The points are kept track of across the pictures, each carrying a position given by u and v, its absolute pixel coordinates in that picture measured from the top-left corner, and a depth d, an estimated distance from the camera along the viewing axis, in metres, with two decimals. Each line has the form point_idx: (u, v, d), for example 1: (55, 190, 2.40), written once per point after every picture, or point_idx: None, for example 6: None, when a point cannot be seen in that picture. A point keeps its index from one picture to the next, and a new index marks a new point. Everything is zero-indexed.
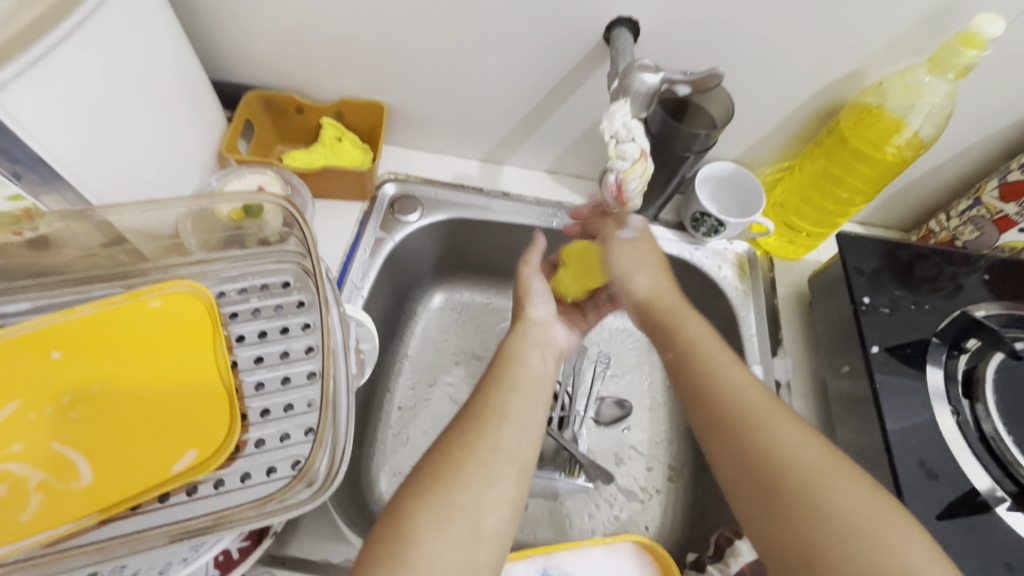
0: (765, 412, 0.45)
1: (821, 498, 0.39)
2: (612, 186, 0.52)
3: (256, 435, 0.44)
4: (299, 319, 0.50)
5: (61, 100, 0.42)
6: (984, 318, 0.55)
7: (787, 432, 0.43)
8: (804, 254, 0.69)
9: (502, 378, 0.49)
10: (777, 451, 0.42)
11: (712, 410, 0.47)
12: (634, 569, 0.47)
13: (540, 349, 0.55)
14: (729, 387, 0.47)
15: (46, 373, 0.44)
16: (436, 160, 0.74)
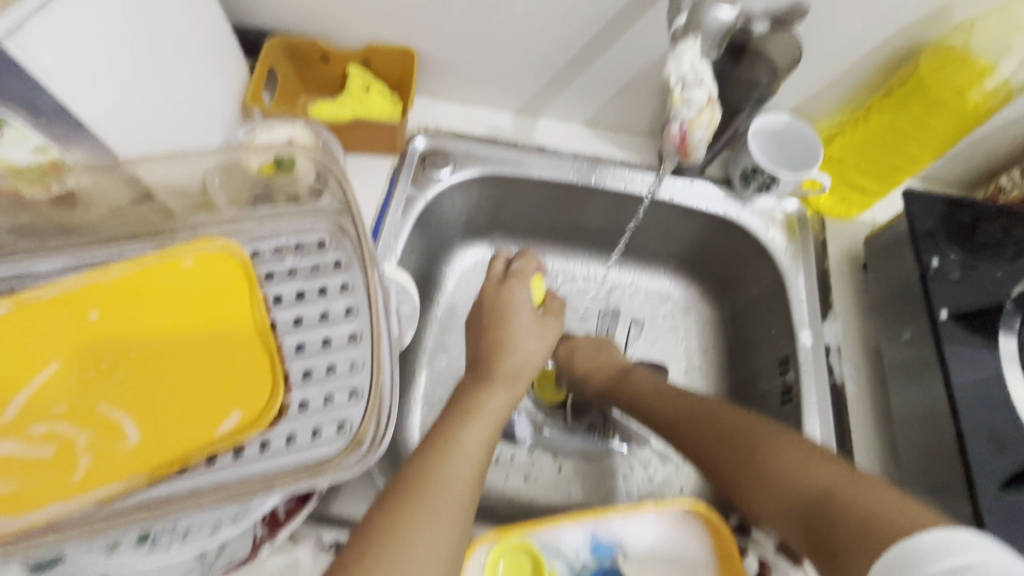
0: (705, 406, 0.51)
1: (759, 460, 0.45)
2: (674, 136, 0.48)
3: (298, 397, 0.43)
4: (336, 280, 0.48)
5: (74, 42, 0.39)
6: None
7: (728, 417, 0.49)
8: (857, 214, 0.65)
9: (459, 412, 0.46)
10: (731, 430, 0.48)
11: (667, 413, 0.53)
12: (683, 534, 0.46)
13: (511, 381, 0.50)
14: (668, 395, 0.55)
15: (86, 334, 0.43)
16: (467, 112, 0.70)
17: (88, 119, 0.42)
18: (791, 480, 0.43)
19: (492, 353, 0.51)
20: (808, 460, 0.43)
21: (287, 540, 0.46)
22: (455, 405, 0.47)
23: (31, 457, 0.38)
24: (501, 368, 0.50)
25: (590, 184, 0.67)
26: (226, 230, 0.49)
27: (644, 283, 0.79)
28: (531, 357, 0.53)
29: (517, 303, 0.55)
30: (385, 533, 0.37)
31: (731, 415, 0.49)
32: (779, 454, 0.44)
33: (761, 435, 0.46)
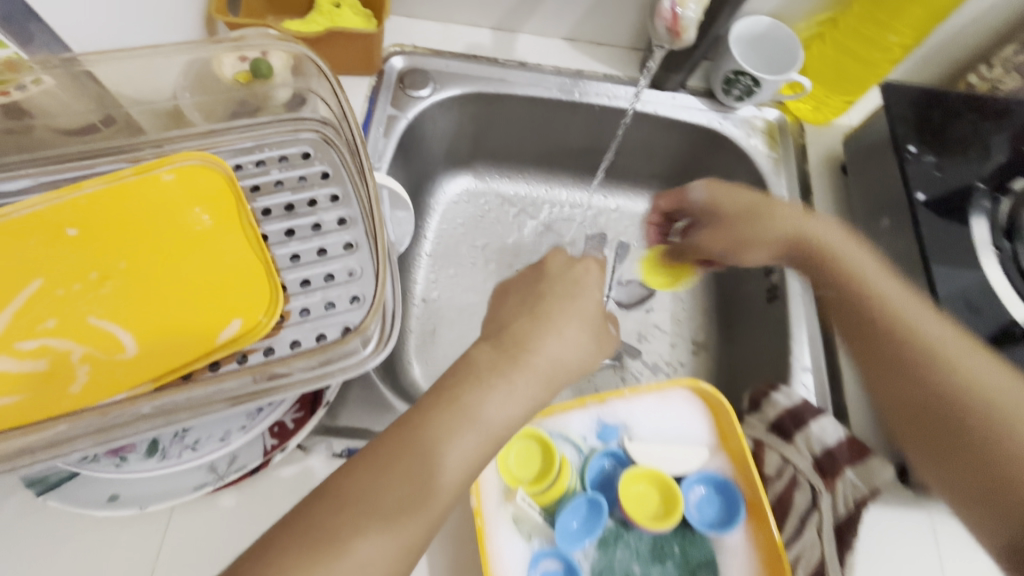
0: (883, 294, 0.45)
1: (905, 339, 0.41)
2: (667, 14, 0.51)
3: (299, 305, 0.43)
4: (326, 191, 0.47)
5: None
6: None
7: (895, 300, 0.44)
8: (835, 119, 0.67)
9: (456, 392, 0.36)
10: (876, 318, 0.43)
11: (851, 282, 0.47)
12: (687, 409, 0.49)
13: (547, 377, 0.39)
14: (850, 260, 0.49)
15: (67, 250, 0.41)
16: (444, 30, 0.68)
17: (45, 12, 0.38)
18: (926, 347, 0.40)
19: (526, 335, 0.40)
20: (975, 355, 0.39)
21: (297, 450, 0.46)
22: (433, 396, 0.36)
23: (23, 371, 0.37)
24: (523, 358, 0.39)
25: (574, 99, 0.67)
26: (206, 143, 0.48)
27: (629, 207, 0.79)
28: (567, 355, 0.41)
29: (580, 285, 0.46)
30: (319, 533, 0.28)
31: (898, 299, 0.44)
32: (937, 339, 0.40)
33: (918, 324, 0.41)
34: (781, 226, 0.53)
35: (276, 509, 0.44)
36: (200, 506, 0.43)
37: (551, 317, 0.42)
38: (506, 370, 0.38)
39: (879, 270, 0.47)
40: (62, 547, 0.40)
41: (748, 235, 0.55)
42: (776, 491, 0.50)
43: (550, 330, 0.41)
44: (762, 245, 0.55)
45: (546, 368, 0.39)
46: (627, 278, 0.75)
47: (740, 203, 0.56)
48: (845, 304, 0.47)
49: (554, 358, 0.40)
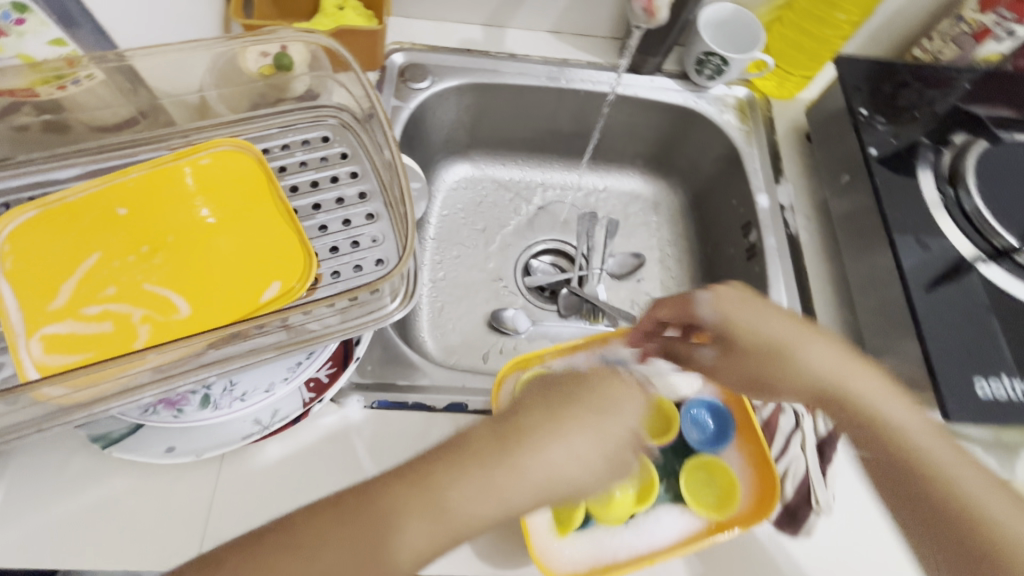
0: (853, 376, 0.44)
1: (865, 424, 0.43)
2: None
3: (330, 268, 0.48)
4: (346, 169, 0.52)
5: None
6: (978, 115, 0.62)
7: (868, 387, 0.44)
8: (798, 93, 0.74)
9: (443, 464, 0.34)
10: (853, 403, 0.43)
11: (790, 363, 0.46)
12: None
13: (540, 480, 0.35)
14: (807, 370, 0.45)
15: (120, 227, 0.45)
16: (439, 28, 0.74)
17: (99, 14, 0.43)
18: (893, 440, 0.41)
19: (535, 442, 0.35)
20: (965, 470, 0.39)
21: (332, 403, 0.50)
22: (426, 457, 0.35)
23: (90, 331, 0.41)
24: (521, 463, 0.34)
25: (561, 85, 0.73)
26: (235, 130, 0.53)
27: (617, 185, 0.85)
28: (569, 470, 0.35)
29: (618, 398, 0.38)
30: (281, 541, 0.31)
31: (877, 389, 0.44)
32: (925, 448, 0.40)
33: (881, 411, 0.43)
34: (795, 347, 0.46)
35: (315, 455, 0.48)
36: (248, 454, 0.47)
37: (567, 437, 0.36)
38: (490, 463, 0.34)
39: (842, 357, 0.45)
40: (127, 493, 0.45)
41: (789, 372, 0.46)
42: (762, 417, 0.54)
43: (558, 433, 0.36)
44: (786, 385, 0.46)
45: (545, 472, 0.35)
46: (618, 251, 0.81)
47: (760, 340, 0.47)
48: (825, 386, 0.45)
49: (554, 470, 0.35)
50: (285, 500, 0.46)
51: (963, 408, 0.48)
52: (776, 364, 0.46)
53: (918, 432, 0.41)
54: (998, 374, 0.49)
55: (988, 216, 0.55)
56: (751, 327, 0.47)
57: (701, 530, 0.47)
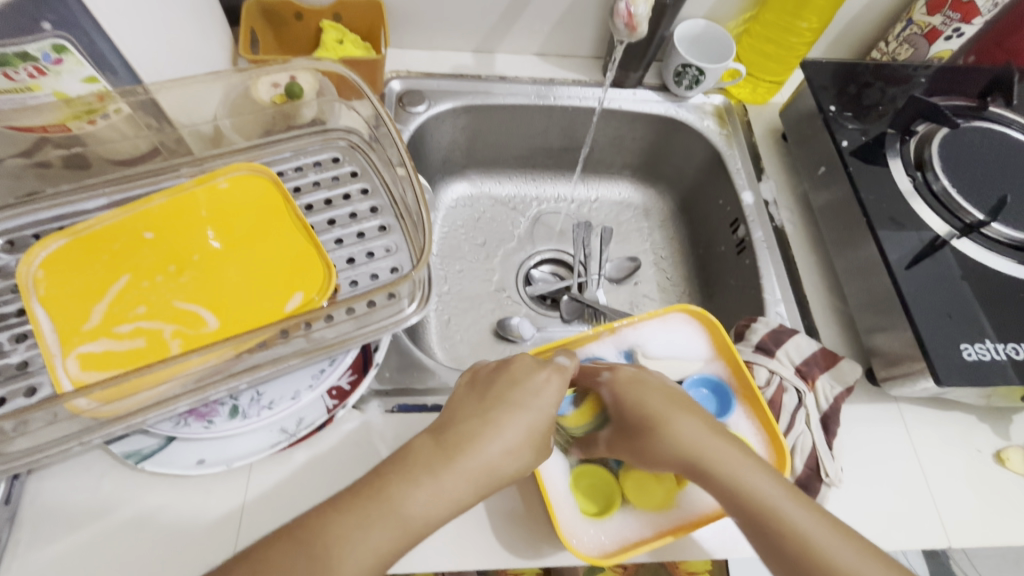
0: (709, 446, 0.44)
1: (728, 495, 0.42)
2: (623, 14, 0.60)
3: (348, 278, 0.50)
4: (357, 186, 0.55)
5: None
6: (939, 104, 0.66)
7: (717, 456, 0.43)
8: (771, 98, 0.80)
9: (392, 478, 0.39)
10: (711, 474, 0.43)
11: (659, 434, 0.46)
12: (689, 331, 0.58)
13: (482, 474, 0.41)
14: (676, 439, 0.45)
15: (146, 250, 0.48)
16: (432, 56, 0.79)
17: (128, 53, 0.46)
18: (749, 505, 0.41)
19: (471, 435, 0.42)
20: (823, 530, 0.39)
21: (354, 409, 0.52)
22: (375, 471, 0.40)
23: (124, 348, 0.43)
24: (461, 461, 0.41)
25: (550, 103, 0.77)
26: (250, 155, 0.56)
27: (607, 195, 0.89)
28: (504, 462, 0.42)
29: (537, 392, 0.46)
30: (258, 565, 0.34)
31: (735, 458, 0.43)
32: (766, 505, 0.41)
33: (744, 478, 0.42)
34: (660, 418, 0.46)
35: (342, 460, 0.50)
36: (276, 462, 0.49)
37: (497, 426, 0.43)
38: (440, 467, 0.40)
39: (711, 429, 0.45)
40: (162, 507, 0.46)
41: (649, 438, 0.46)
42: (767, 396, 0.56)
43: (489, 425, 0.43)
44: (656, 461, 0.46)
45: (486, 460, 0.41)
46: (614, 256, 0.85)
47: (641, 413, 0.47)
48: (678, 454, 0.45)
49: (495, 459, 0.42)
50: (315, 505, 0.48)
51: (951, 373, 0.51)
52: (643, 437, 0.46)
53: (774, 499, 0.41)
54: (982, 338, 0.52)
55: (956, 195, 0.59)
56: (628, 399, 0.48)
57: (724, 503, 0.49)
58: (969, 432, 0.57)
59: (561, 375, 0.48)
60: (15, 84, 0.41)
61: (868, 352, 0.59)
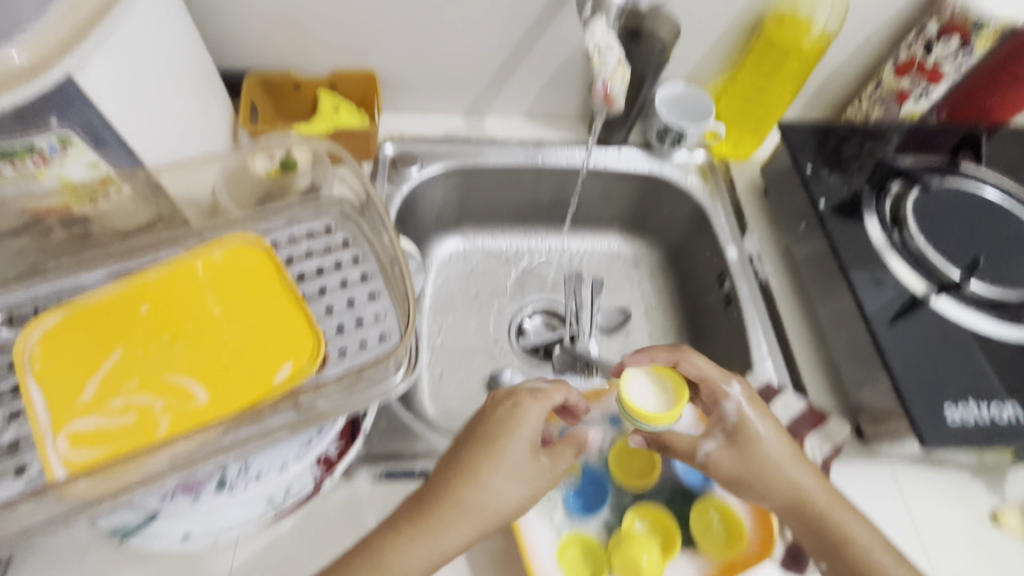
0: (816, 489, 0.50)
1: (824, 532, 0.49)
2: (599, 93, 0.54)
3: (337, 346, 0.51)
4: (348, 253, 0.57)
5: (125, 83, 0.47)
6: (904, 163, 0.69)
7: (823, 500, 0.49)
8: (754, 152, 0.81)
9: (422, 527, 0.45)
10: (816, 513, 0.49)
11: (773, 473, 0.50)
12: None
13: (481, 514, 0.46)
14: (785, 477, 0.50)
15: (140, 323, 0.49)
16: (424, 119, 0.82)
17: (131, 139, 0.48)
18: (839, 543, 0.48)
19: (460, 481, 0.47)
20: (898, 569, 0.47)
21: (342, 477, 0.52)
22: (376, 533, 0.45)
23: (114, 425, 0.44)
24: (447, 508, 0.45)
25: (537, 163, 0.81)
26: (245, 226, 0.57)
27: (598, 246, 0.91)
28: (494, 502, 0.46)
29: (517, 429, 0.50)
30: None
31: (834, 502, 0.49)
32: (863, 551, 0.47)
33: (841, 522, 0.49)
34: (773, 458, 0.51)
35: None
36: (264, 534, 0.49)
37: (485, 473, 0.47)
38: (426, 520, 0.45)
39: (815, 476, 0.51)
40: None
41: (755, 478, 0.50)
42: None
43: (469, 470, 0.47)
44: (758, 493, 0.50)
45: (472, 502, 0.46)
46: (605, 306, 0.87)
47: (754, 454, 0.51)
48: (784, 500, 0.50)
49: (492, 498, 0.46)
50: None
51: (937, 435, 0.51)
52: (756, 478, 0.50)
53: (866, 543, 0.48)
54: (965, 398, 0.52)
55: (930, 254, 0.60)
56: (745, 434, 0.52)
57: (711, 572, 0.49)
58: (962, 490, 0.57)
59: (546, 396, 0.53)
60: (21, 172, 0.44)
61: (855, 409, 0.59)
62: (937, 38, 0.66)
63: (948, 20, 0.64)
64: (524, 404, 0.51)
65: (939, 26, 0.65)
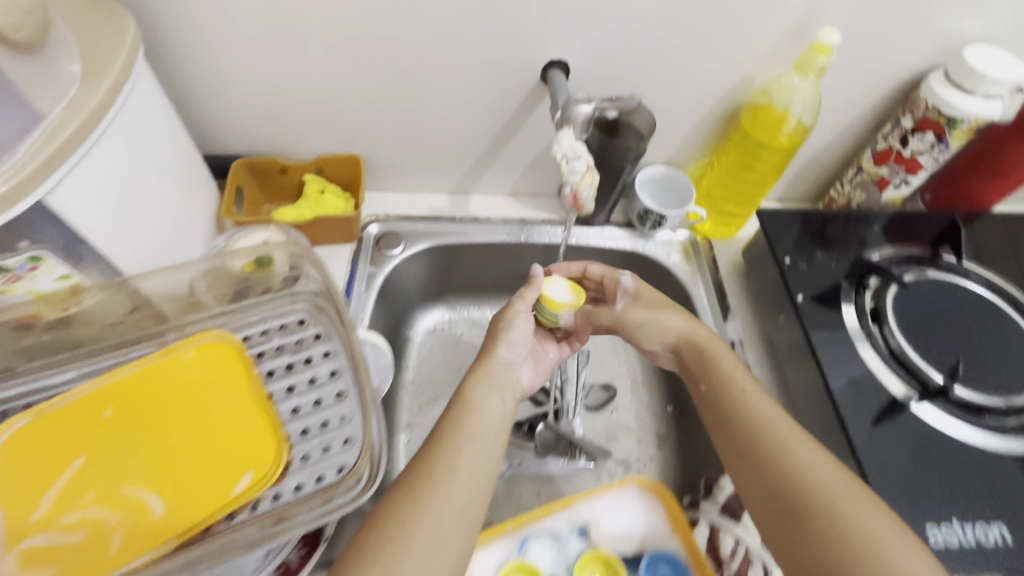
0: (766, 415, 0.53)
1: (771, 466, 0.50)
2: (568, 197, 0.56)
3: (300, 452, 0.51)
4: (319, 348, 0.57)
5: (93, 194, 0.48)
6: (878, 261, 0.68)
7: (777, 425, 0.52)
8: (737, 233, 0.82)
9: (430, 481, 0.49)
10: (766, 451, 0.51)
11: (726, 398, 0.56)
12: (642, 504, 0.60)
13: (499, 393, 0.60)
14: (735, 385, 0.57)
15: (102, 431, 0.49)
16: (410, 198, 0.84)
17: (101, 244, 0.50)
18: (792, 475, 0.48)
19: (478, 395, 0.59)
20: (854, 496, 0.46)
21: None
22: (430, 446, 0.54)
23: (66, 543, 0.43)
24: (470, 418, 0.56)
25: (521, 241, 0.82)
26: (220, 322, 0.58)
27: None
28: (490, 410, 0.57)
29: (510, 337, 0.66)
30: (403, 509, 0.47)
31: (786, 428, 0.52)
32: (780, 439, 0.51)
33: (772, 425, 0.52)
34: (671, 331, 0.64)
35: None
36: None
37: (484, 364, 0.63)
38: (456, 426, 0.55)
39: (756, 383, 0.57)
40: None
41: (652, 319, 0.65)
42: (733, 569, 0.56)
43: (487, 388, 0.60)
44: (659, 333, 0.65)
45: (472, 405, 0.57)
46: (592, 382, 0.86)
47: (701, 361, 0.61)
48: (718, 397, 0.57)
49: (500, 377, 0.62)
50: None
51: None
52: (653, 319, 0.65)
53: (813, 466, 0.49)
54: (949, 517, 0.51)
55: (913, 355, 0.59)
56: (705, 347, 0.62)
57: None
58: None
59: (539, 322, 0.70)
60: None
61: None
62: (913, 132, 0.66)
63: (922, 117, 0.65)
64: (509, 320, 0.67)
65: (913, 121, 0.66)
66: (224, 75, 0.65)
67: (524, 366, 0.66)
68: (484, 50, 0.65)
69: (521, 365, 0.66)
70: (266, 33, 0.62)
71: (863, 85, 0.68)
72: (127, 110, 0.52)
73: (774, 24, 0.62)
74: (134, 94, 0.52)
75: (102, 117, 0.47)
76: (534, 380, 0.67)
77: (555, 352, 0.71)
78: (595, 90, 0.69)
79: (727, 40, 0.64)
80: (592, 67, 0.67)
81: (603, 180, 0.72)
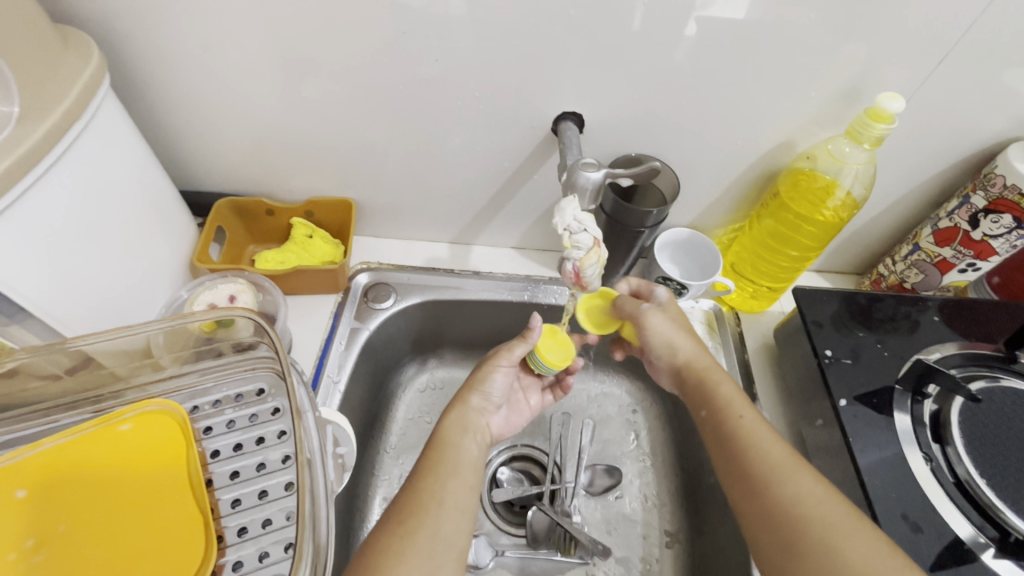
0: (767, 440, 0.48)
1: (762, 494, 0.46)
2: (570, 273, 0.51)
3: (233, 557, 0.44)
4: (274, 427, 0.50)
5: (24, 243, 0.43)
6: (937, 361, 0.58)
7: (779, 453, 0.47)
8: (768, 307, 0.73)
9: (422, 512, 0.45)
10: (760, 476, 0.46)
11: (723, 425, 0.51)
12: None
13: (473, 436, 0.57)
14: (729, 407, 0.53)
15: (11, 515, 0.41)
16: (407, 247, 0.78)
17: (27, 300, 0.44)
18: (788, 505, 0.44)
19: (454, 436, 0.55)
20: (858, 534, 0.41)
21: None
22: (415, 476, 0.50)
23: None
24: (450, 454, 0.53)
25: (524, 300, 0.74)
26: (170, 386, 0.51)
27: (589, 385, 0.83)
28: (471, 453, 0.54)
29: (488, 389, 0.62)
30: (399, 536, 0.43)
31: (790, 460, 0.47)
32: (774, 465, 0.46)
33: (766, 448, 0.48)
34: (683, 350, 0.59)
35: None
36: None
37: (458, 407, 0.59)
38: (443, 460, 0.51)
39: (749, 403, 0.53)
40: None
41: (664, 336, 0.59)
42: None
43: (463, 429, 0.57)
44: (668, 350, 0.60)
45: (450, 442, 0.54)
46: (593, 462, 0.75)
47: (699, 376, 0.57)
48: (714, 420, 0.53)
49: (474, 420, 0.59)
50: None
51: None
52: (667, 337, 0.59)
53: (814, 497, 0.43)
54: None
55: (984, 486, 0.49)
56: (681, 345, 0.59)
57: None
58: None
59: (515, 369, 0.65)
60: None
61: None
62: (985, 212, 0.57)
63: (997, 197, 0.55)
64: (496, 364, 0.62)
65: (985, 200, 0.56)
66: (204, 113, 0.60)
67: (495, 415, 0.63)
68: (490, 100, 0.58)
69: (494, 412, 0.62)
70: (249, 75, 0.56)
71: (919, 156, 0.60)
72: (81, 153, 0.47)
73: (819, 88, 0.54)
74: (87, 135, 0.47)
75: (32, 165, 0.42)
76: (505, 427, 0.65)
77: (533, 400, 0.70)
78: (612, 146, 0.62)
79: (765, 102, 0.56)
80: (610, 123, 0.60)
81: (617, 243, 0.64)
